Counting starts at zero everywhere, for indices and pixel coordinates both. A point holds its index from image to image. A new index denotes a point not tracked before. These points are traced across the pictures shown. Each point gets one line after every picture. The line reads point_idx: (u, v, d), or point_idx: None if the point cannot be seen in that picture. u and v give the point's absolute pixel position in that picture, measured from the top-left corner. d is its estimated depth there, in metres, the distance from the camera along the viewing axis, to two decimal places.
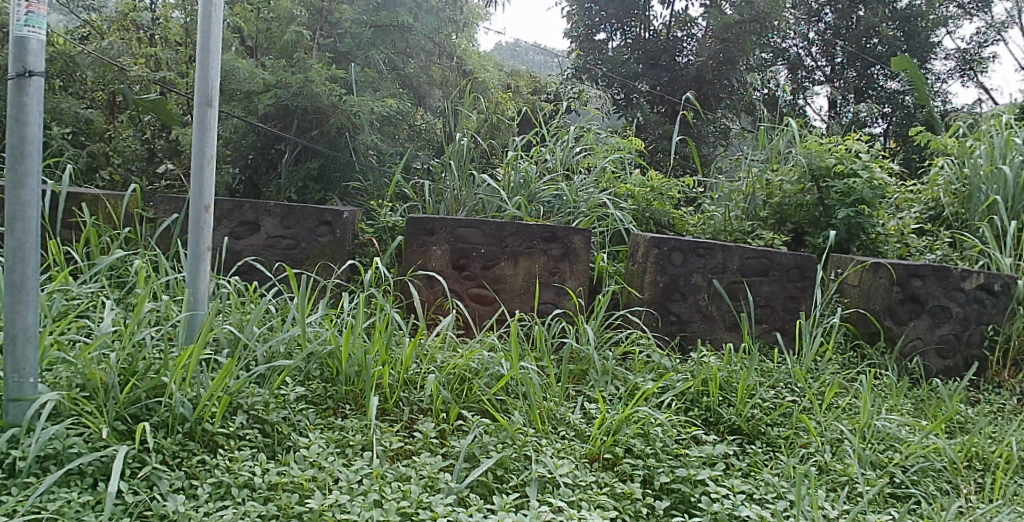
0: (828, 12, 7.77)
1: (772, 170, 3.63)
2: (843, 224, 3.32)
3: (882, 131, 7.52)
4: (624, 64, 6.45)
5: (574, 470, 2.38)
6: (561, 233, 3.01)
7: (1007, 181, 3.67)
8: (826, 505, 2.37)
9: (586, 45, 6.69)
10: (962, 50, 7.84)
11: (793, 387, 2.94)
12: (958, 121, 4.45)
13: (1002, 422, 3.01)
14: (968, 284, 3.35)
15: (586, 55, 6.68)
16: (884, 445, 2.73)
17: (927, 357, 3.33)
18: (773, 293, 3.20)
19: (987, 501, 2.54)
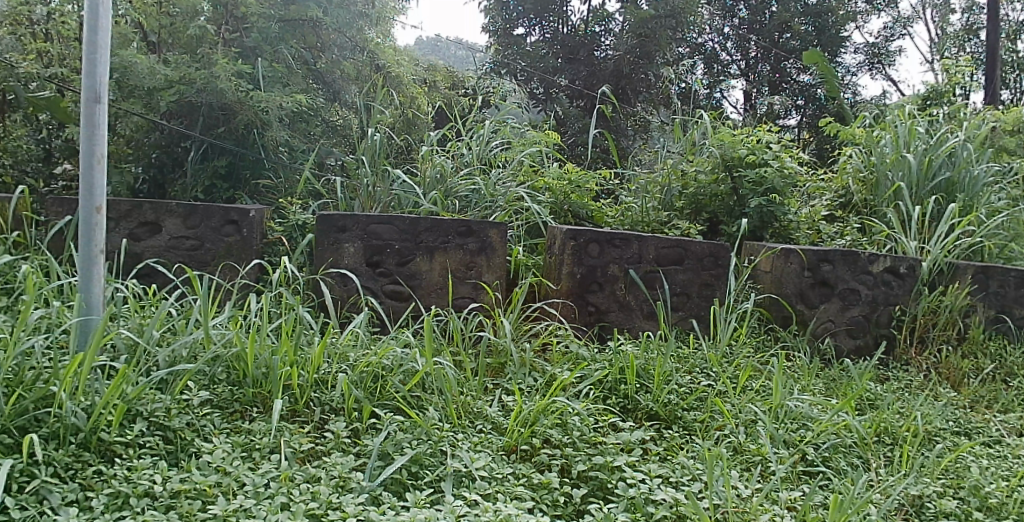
0: (742, 8, 8.03)
1: (687, 160, 3.67)
2: (756, 213, 3.43)
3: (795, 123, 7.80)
4: (542, 59, 6.49)
5: (490, 463, 2.40)
6: (477, 227, 2.99)
7: (911, 167, 3.84)
8: (739, 485, 2.47)
9: (505, 40, 6.71)
10: (870, 44, 8.16)
11: (708, 372, 3.01)
12: (866, 111, 4.59)
13: (908, 397, 3.16)
14: (875, 267, 3.48)
15: (504, 49, 6.68)
16: (796, 424, 2.84)
17: (838, 337, 3.45)
18: (688, 281, 3.25)
19: (894, 473, 2.69)
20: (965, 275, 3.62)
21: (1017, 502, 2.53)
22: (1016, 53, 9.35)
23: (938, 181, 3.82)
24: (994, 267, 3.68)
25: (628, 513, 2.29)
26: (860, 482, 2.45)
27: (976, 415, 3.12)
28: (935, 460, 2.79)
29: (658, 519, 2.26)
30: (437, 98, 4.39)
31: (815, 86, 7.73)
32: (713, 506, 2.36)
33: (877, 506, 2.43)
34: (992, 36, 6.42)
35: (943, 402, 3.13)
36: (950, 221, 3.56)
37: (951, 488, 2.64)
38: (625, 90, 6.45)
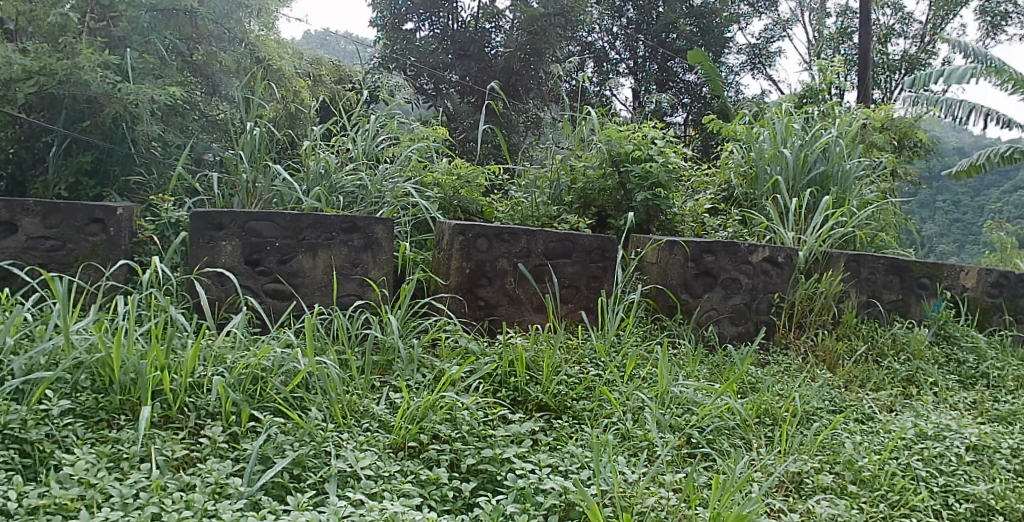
0: (630, 10, 8.32)
1: (575, 156, 3.72)
2: (642, 206, 3.52)
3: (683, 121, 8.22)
4: (431, 55, 6.52)
5: (376, 462, 2.38)
6: (362, 223, 3.00)
7: (788, 163, 3.99)
8: (626, 470, 2.56)
9: (394, 35, 6.65)
10: (750, 45, 8.59)
11: (596, 362, 3.08)
12: (745, 109, 4.75)
13: (786, 379, 3.33)
14: (754, 257, 3.62)
15: (393, 44, 6.62)
16: (681, 409, 2.95)
17: (721, 325, 3.57)
18: (576, 274, 3.32)
19: (774, 452, 2.85)
20: (838, 263, 3.83)
21: (887, 474, 2.78)
22: (885, 54, 10.09)
23: (813, 175, 4.00)
24: (865, 255, 3.91)
25: (518, 503, 2.33)
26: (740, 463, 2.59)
27: (849, 394, 3.33)
28: (812, 437, 2.99)
29: (547, 507, 2.31)
30: (322, 92, 4.33)
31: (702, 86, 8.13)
32: (601, 492, 2.44)
33: (756, 485, 2.56)
34: (862, 38, 6.87)
35: (819, 383, 3.32)
36: (823, 213, 3.74)
37: (828, 463, 2.86)
38: (516, 86, 6.57)
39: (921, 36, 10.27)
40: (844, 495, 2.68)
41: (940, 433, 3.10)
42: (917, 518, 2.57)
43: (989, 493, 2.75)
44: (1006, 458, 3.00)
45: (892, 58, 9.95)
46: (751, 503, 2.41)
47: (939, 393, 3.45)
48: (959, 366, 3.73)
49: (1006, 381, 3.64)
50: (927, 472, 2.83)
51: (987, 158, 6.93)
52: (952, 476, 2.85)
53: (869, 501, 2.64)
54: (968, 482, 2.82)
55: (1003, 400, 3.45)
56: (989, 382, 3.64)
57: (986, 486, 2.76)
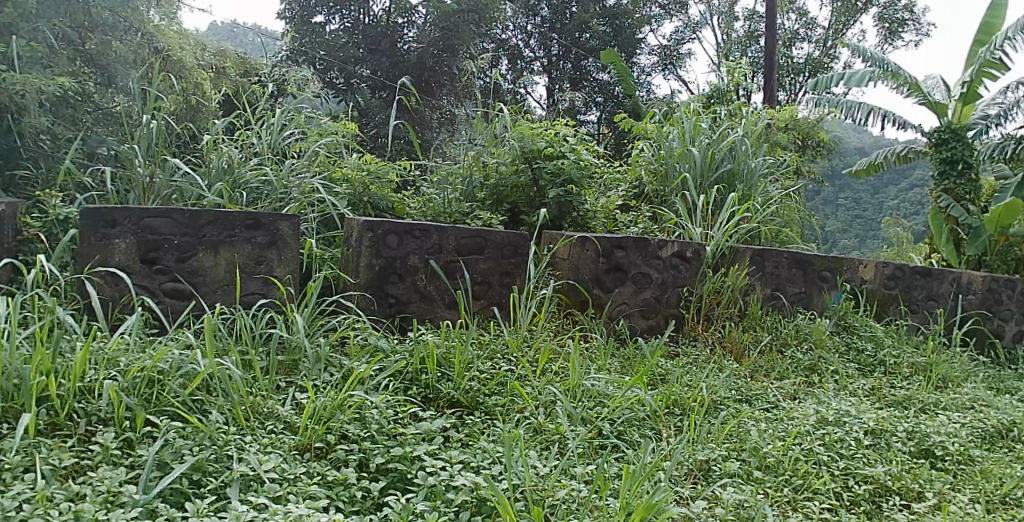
0: (544, 8, 8.77)
1: (488, 152, 3.71)
2: (554, 203, 3.56)
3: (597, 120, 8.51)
4: (341, 48, 6.47)
5: (281, 464, 2.33)
6: (266, 219, 2.96)
7: (696, 161, 4.06)
8: (537, 464, 2.59)
9: (303, 28, 6.59)
10: (663, 47, 8.94)
11: (508, 358, 3.10)
12: (656, 109, 4.83)
13: (694, 370, 3.42)
14: (664, 252, 3.71)
15: (302, 37, 6.57)
16: (593, 402, 3.01)
17: (632, 318, 3.64)
18: (488, 270, 3.34)
19: (682, 440, 2.96)
20: (744, 258, 3.95)
21: (790, 459, 2.92)
22: (791, 58, 10.62)
23: (720, 172, 4.10)
24: (769, 250, 4.06)
25: (428, 501, 2.32)
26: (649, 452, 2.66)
27: (754, 383, 3.46)
28: (719, 426, 3.10)
29: (458, 504, 2.32)
30: (227, 85, 4.24)
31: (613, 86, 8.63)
32: (512, 486, 2.46)
33: (663, 474, 2.63)
34: (768, 42, 7.16)
35: (726, 373, 3.43)
36: (729, 209, 3.83)
37: (735, 451, 2.97)
38: (428, 83, 6.60)
39: (824, 41, 10.87)
40: (750, 480, 2.80)
41: (840, 418, 3.27)
42: (819, 501, 2.72)
43: (886, 475, 2.92)
44: (901, 440, 3.21)
45: (797, 61, 10.50)
46: (660, 492, 2.48)
47: (839, 380, 3.63)
48: (859, 354, 3.93)
49: (900, 368, 3.87)
50: (828, 456, 2.98)
51: (885, 158, 7.31)
52: (852, 459, 3.01)
53: (773, 485, 2.78)
54: (866, 464, 2.98)
55: (899, 386, 3.68)
56: (885, 369, 3.86)
57: (883, 467, 2.93)
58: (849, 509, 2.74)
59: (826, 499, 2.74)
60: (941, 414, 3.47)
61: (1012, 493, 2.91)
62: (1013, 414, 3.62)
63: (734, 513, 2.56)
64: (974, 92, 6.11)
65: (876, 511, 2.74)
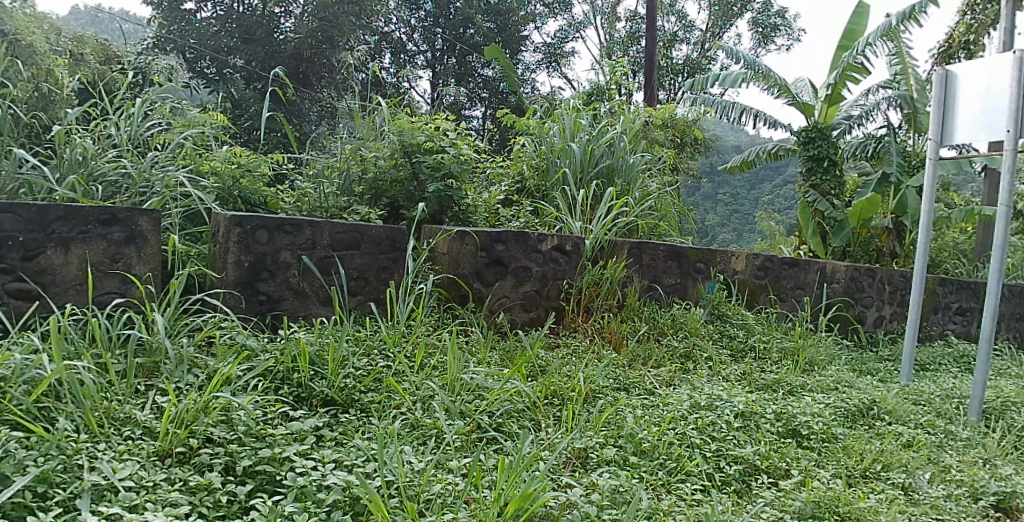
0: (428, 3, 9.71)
1: (365, 146, 3.66)
2: (434, 197, 3.55)
3: (483, 113, 9.79)
4: (213, 37, 6.89)
5: (137, 472, 2.21)
6: (122, 214, 2.81)
7: (576, 156, 4.13)
8: (412, 459, 2.56)
9: (172, 15, 6.94)
10: (547, 46, 10.91)
11: (386, 353, 3.06)
12: (537, 104, 4.84)
13: (574, 361, 3.48)
14: (544, 246, 3.76)
15: (169, 24, 6.92)
16: (471, 395, 3.00)
17: (513, 311, 3.69)
18: (365, 265, 3.31)
19: (561, 430, 3.00)
20: (621, 250, 4.04)
21: (665, 444, 3.01)
22: (670, 59, 11.31)
23: (600, 167, 4.19)
24: (646, 243, 4.18)
25: (298, 502, 2.25)
26: (526, 443, 2.69)
27: (632, 372, 3.55)
28: (597, 414, 3.17)
29: (329, 504, 2.26)
30: (85, 71, 4.06)
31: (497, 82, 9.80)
32: (386, 483, 2.42)
33: (540, 464, 2.66)
34: (649, 44, 7.42)
35: (605, 362, 3.51)
36: (607, 203, 3.92)
37: (612, 437, 3.04)
38: (304, 74, 7.04)
39: (703, 42, 11.54)
40: (626, 466, 2.87)
41: (711, 402, 3.40)
42: (691, 482, 2.82)
43: (755, 455, 3.07)
44: (770, 421, 3.37)
45: (675, 62, 11.16)
46: (537, 481, 2.51)
47: (713, 366, 3.78)
48: (731, 340, 4.11)
49: (770, 353, 4.08)
50: (700, 439, 3.09)
51: (756, 155, 7.68)
52: (723, 441, 3.14)
53: (648, 469, 2.86)
54: (736, 446, 3.12)
55: (768, 370, 3.87)
56: (756, 354, 4.05)
57: (752, 447, 3.08)
58: (721, 489, 2.86)
59: (699, 480, 2.84)
60: (807, 395, 3.67)
61: (869, 467, 3.12)
62: (872, 393, 3.88)
63: (610, 498, 2.61)
64: (837, 95, 6.54)
65: (745, 490, 2.87)
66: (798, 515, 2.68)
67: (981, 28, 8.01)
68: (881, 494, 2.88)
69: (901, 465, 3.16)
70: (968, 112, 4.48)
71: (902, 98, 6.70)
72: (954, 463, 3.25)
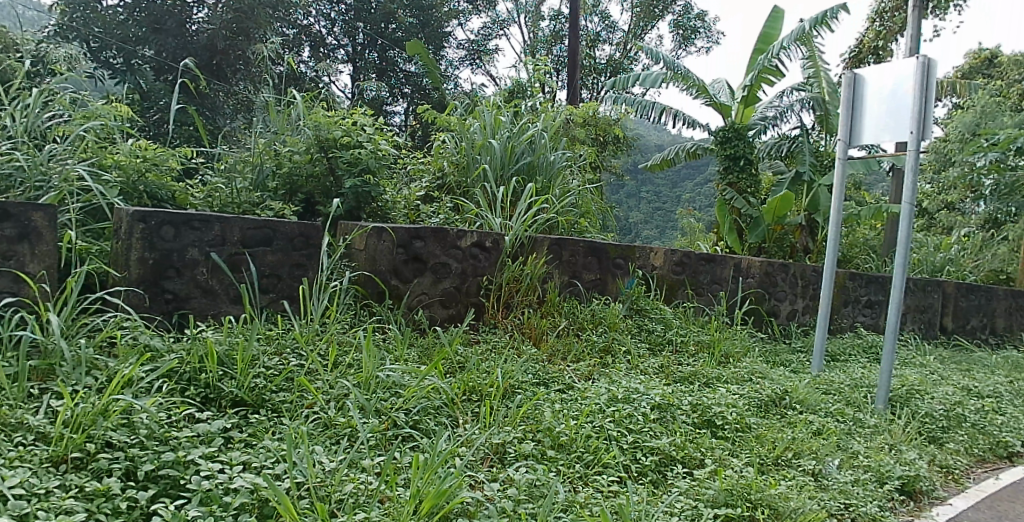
0: None
1: (279, 141, 3.63)
2: (351, 193, 3.55)
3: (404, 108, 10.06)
4: (120, 26, 6.68)
5: (29, 479, 2.10)
6: (15, 210, 2.67)
7: (496, 152, 4.15)
8: (324, 459, 2.51)
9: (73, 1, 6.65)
10: (471, 42, 11.25)
11: (298, 352, 3.00)
12: (457, 101, 4.85)
13: (493, 357, 3.49)
14: (463, 242, 3.77)
15: (72, 10, 6.63)
16: (387, 393, 2.97)
17: (432, 308, 3.68)
18: (278, 262, 3.26)
19: (479, 426, 2.99)
20: (542, 246, 4.08)
21: (582, 437, 3.03)
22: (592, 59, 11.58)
23: (520, 164, 4.22)
24: (566, 239, 4.23)
25: (203, 506, 2.18)
26: (441, 440, 2.67)
27: (552, 366, 3.58)
28: (515, 409, 3.17)
29: (236, 507, 2.20)
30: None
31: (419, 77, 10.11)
32: (296, 484, 2.36)
33: (456, 460, 2.65)
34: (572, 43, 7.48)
35: (524, 358, 3.53)
36: (527, 200, 3.96)
37: (530, 432, 3.05)
38: (218, 65, 7.01)
39: (624, 43, 11.87)
40: (543, 460, 2.88)
41: (629, 395, 3.45)
42: (608, 474, 2.85)
43: (670, 445, 3.12)
44: (686, 412, 3.45)
45: (598, 62, 11.51)
46: (452, 478, 2.49)
47: (632, 360, 3.86)
48: (649, 334, 4.20)
49: (687, 345, 4.19)
50: (617, 431, 3.13)
51: (676, 153, 7.88)
52: (640, 432, 3.19)
53: (565, 462, 2.88)
54: (652, 437, 3.17)
55: (685, 363, 3.97)
56: (674, 347, 4.16)
57: (667, 438, 3.14)
58: (637, 480, 2.90)
59: (615, 472, 2.88)
60: (721, 387, 3.77)
61: (781, 455, 3.22)
62: (784, 383, 4.02)
63: (527, 492, 2.61)
64: (753, 96, 6.73)
65: (661, 480, 2.92)
66: (711, 503, 2.74)
67: (888, 35, 8.44)
68: (792, 480, 2.98)
69: (812, 452, 3.28)
70: (875, 112, 4.70)
71: (815, 100, 6.97)
72: (861, 449, 3.40)
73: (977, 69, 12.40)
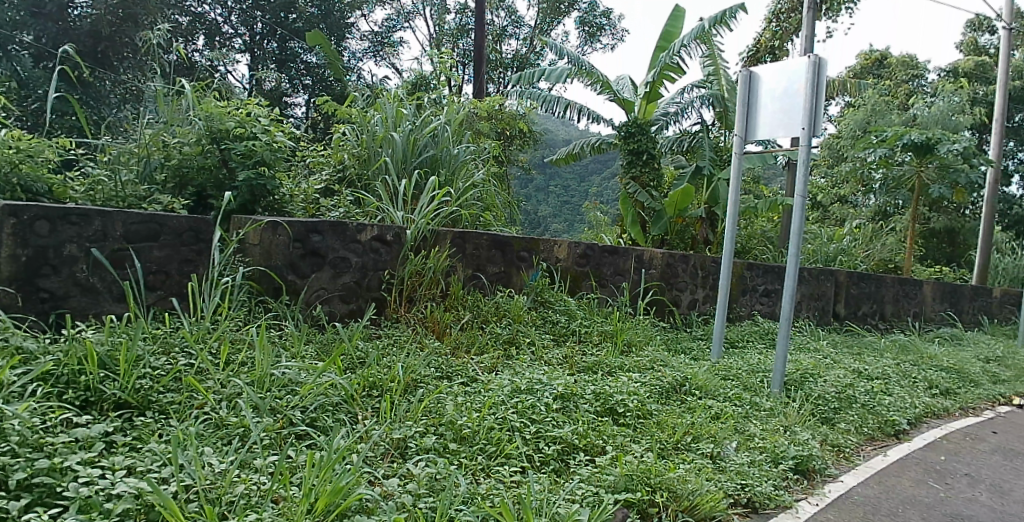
0: None
1: (168, 132, 3.52)
2: (245, 186, 3.47)
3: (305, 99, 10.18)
4: None
5: None
6: None
7: (398, 145, 4.12)
8: (214, 461, 2.42)
9: None
10: (375, 33, 11.14)
11: (188, 352, 2.91)
12: (357, 92, 4.80)
13: (395, 351, 3.47)
14: (363, 236, 3.73)
15: None
16: (282, 391, 2.90)
17: (331, 303, 3.64)
18: (165, 258, 3.17)
19: (379, 421, 2.96)
20: (445, 240, 4.08)
21: (484, 429, 3.03)
22: (500, 54, 11.67)
23: (423, 157, 4.21)
24: (470, 232, 4.24)
25: (82, 514, 2.08)
26: (338, 436, 2.62)
27: (455, 359, 3.59)
28: (418, 403, 3.15)
29: (118, 514, 2.11)
30: None
31: (321, 68, 10.13)
32: (183, 488, 2.27)
33: (353, 457, 2.60)
34: (478, 36, 7.48)
35: (427, 352, 3.52)
36: (429, 193, 3.95)
37: (432, 426, 3.03)
38: (104, 53, 6.81)
39: (530, 38, 12.04)
40: (445, 453, 2.87)
41: (532, 386, 3.49)
42: (510, 465, 2.87)
43: (573, 434, 3.17)
44: (589, 401, 3.51)
45: (504, 56, 11.65)
46: (350, 476, 2.45)
47: (535, 351, 3.92)
48: (553, 326, 4.28)
49: (590, 336, 4.29)
50: (520, 422, 3.15)
51: (581, 148, 7.98)
52: (542, 422, 3.22)
53: (467, 455, 2.87)
54: (555, 426, 3.21)
55: (588, 353, 4.06)
56: (577, 337, 4.25)
57: (570, 427, 3.19)
58: (539, 469, 2.93)
59: (517, 462, 2.90)
60: (623, 375, 3.87)
61: (680, 439, 3.34)
62: (684, 371, 4.16)
63: (428, 486, 2.59)
64: (655, 93, 6.94)
65: (563, 468, 2.96)
66: (612, 489, 2.80)
67: (784, 35, 8.86)
68: (690, 464, 3.09)
69: (710, 436, 3.41)
70: (771, 110, 4.90)
71: (714, 96, 7.26)
72: (757, 431, 3.56)
73: (868, 70, 13.14)
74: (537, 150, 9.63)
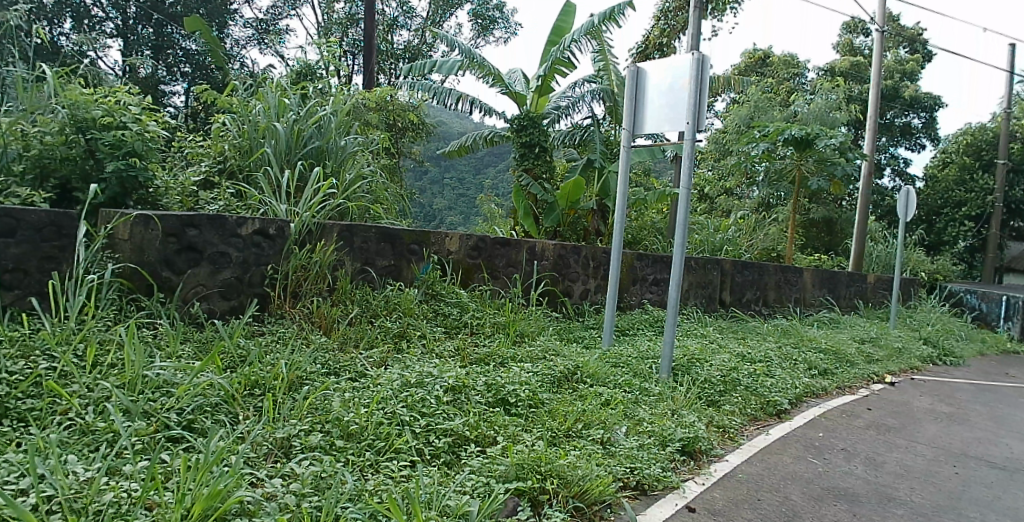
0: None
1: (26, 120, 3.30)
2: (114, 177, 3.30)
3: (183, 88, 9.73)
4: None
5: None
6: None
7: (281, 136, 4.04)
8: (78, 469, 2.29)
9: None
10: (259, 20, 10.75)
11: (50, 354, 2.74)
12: (237, 81, 4.65)
13: (279, 348, 3.39)
14: (244, 230, 3.63)
15: None
16: (155, 393, 2.78)
17: (210, 300, 3.52)
18: (23, 255, 2.98)
19: (260, 420, 2.88)
20: (331, 233, 4.02)
21: (373, 424, 3.00)
22: (391, 44, 11.54)
23: (308, 148, 4.14)
24: (358, 226, 4.19)
25: None
26: (214, 438, 2.53)
27: (343, 355, 3.55)
28: (303, 401, 3.09)
29: None
30: None
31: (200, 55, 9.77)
32: (44, 499, 2.14)
33: (232, 459, 2.52)
34: (368, 26, 7.37)
35: (313, 348, 3.46)
36: (313, 185, 3.89)
37: (318, 423, 2.97)
38: None
39: (422, 29, 11.97)
40: (332, 451, 2.82)
41: (422, 380, 3.48)
42: (400, 459, 2.85)
43: (464, 426, 3.19)
44: (480, 393, 3.55)
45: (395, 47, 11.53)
46: (228, 479, 2.37)
47: (426, 344, 3.92)
48: (445, 318, 4.29)
49: (483, 327, 4.34)
50: (409, 416, 3.14)
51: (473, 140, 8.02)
52: (433, 416, 3.22)
53: (355, 451, 2.83)
54: (445, 419, 3.22)
55: (480, 345, 4.11)
56: (468, 329, 4.28)
57: (460, 419, 3.20)
58: (429, 462, 2.93)
59: (407, 456, 2.88)
60: (515, 366, 3.93)
61: (572, 426, 3.42)
62: (575, 359, 4.26)
63: (312, 485, 2.54)
64: (546, 86, 7.07)
65: (454, 460, 2.98)
66: (502, 478, 2.84)
67: (672, 34, 9.19)
68: (580, 450, 3.18)
69: (600, 422, 3.52)
70: (656, 106, 5.08)
71: (604, 91, 7.47)
72: (645, 416, 3.71)
73: (751, 69, 13.82)
74: (431, 142, 9.60)
